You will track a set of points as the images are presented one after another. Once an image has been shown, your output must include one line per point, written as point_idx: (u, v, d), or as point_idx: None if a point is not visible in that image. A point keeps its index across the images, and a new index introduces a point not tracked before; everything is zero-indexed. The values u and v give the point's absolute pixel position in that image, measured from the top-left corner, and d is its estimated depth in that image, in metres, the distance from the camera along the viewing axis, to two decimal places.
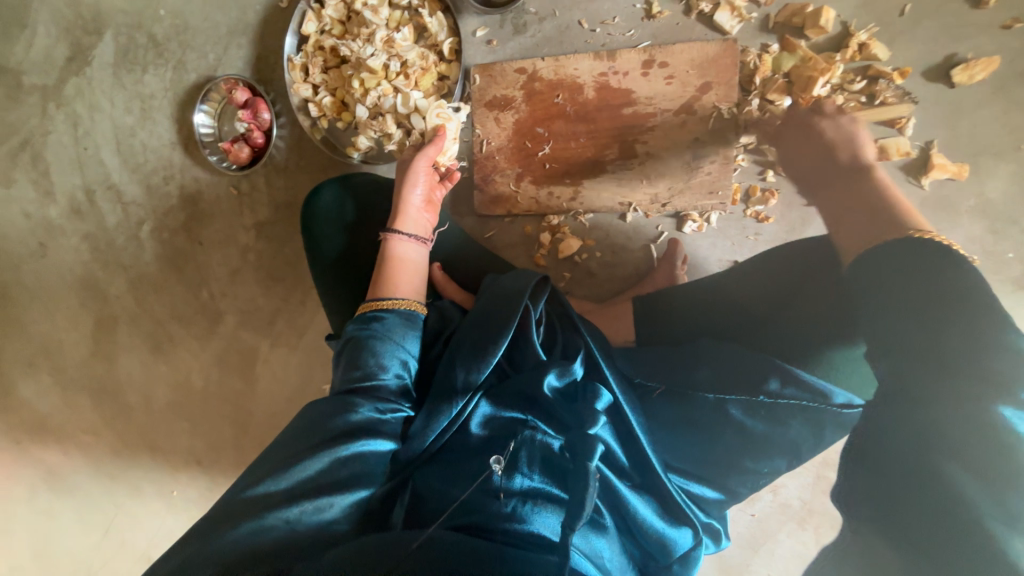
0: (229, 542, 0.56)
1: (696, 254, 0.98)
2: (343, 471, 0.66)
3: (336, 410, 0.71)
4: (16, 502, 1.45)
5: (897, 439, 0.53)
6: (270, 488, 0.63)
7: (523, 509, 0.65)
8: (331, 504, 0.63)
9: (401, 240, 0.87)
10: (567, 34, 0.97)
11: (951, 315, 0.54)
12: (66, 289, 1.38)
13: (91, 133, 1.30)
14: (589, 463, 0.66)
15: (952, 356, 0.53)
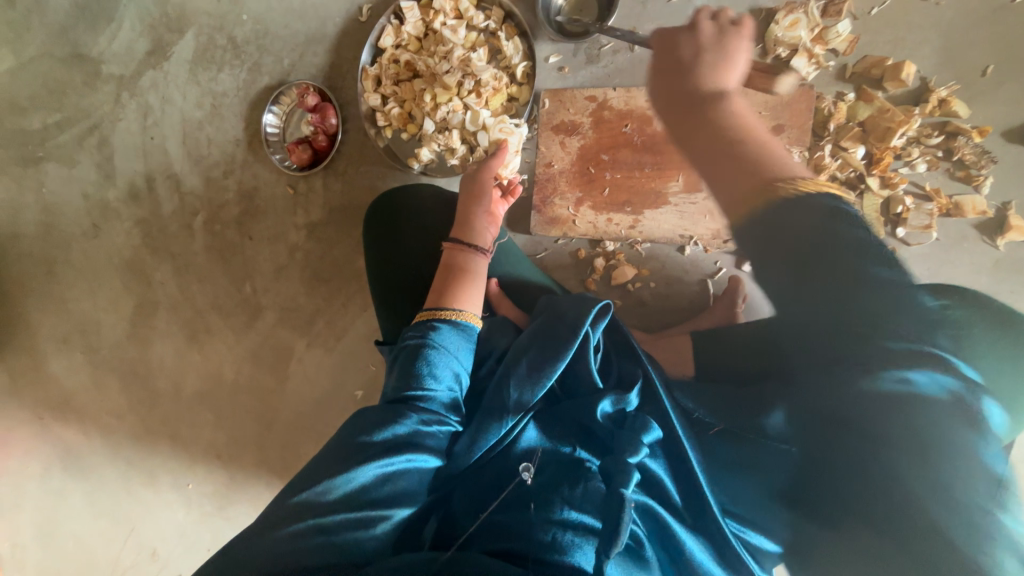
0: (271, 547, 0.56)
1: (755, 294, 0.97)
2: (386, 485, 0.64)
3: (384, 417, 0.70)
4: (29, 478, 1.44)
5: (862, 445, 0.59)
6: (314, 493, 0.62)
7: (564, 538, 0.61)
8: (372, 519, 0.61)
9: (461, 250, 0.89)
10: (640, 68, 1.00)
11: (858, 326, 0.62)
12: (111, 270, 1.41)
13: (159, 124, 1.34)
14: (622, 491, 0.62)
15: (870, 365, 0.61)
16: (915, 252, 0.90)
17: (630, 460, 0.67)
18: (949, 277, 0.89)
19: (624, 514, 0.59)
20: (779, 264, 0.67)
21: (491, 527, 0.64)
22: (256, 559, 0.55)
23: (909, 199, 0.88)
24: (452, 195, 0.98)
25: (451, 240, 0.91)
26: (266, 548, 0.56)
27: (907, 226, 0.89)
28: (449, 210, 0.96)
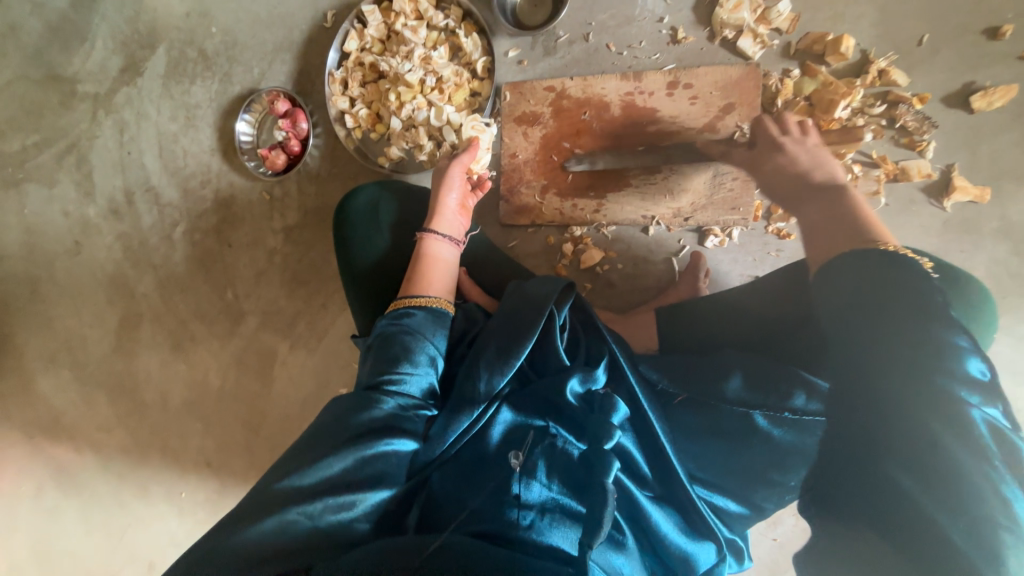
0: (256, 536, 0.57)
1: (717, 269, 0.99)
2: (365, 469, 0.65)
3: (361, 406, 0.72)
4: (22, 498, 1.44)
5: (883, 451, 0.47)
6: (294, 481, 0.63)
7: (540, 522, 0.64)
8: (353, 502, 0.63)
9: (437, 240, 0.90)
10: (595, 56, 1.02)
11: (896, 346, 0.49)
12: (95, 285, 1.42)
13: (136, 139, 1.37)
14: (605, 479, 0.65)
15: (883, 383, 0.49)
16: None
17: (607, 447, 0.68)
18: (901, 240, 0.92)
19: (605, 502, 0.62)
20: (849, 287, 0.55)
21: (471, 511, 0.65)
22: (242, 550, 0.56)
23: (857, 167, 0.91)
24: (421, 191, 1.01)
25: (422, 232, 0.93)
26: (252, 537, 0.57)
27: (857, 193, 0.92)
28: (419, 205, 0.99)
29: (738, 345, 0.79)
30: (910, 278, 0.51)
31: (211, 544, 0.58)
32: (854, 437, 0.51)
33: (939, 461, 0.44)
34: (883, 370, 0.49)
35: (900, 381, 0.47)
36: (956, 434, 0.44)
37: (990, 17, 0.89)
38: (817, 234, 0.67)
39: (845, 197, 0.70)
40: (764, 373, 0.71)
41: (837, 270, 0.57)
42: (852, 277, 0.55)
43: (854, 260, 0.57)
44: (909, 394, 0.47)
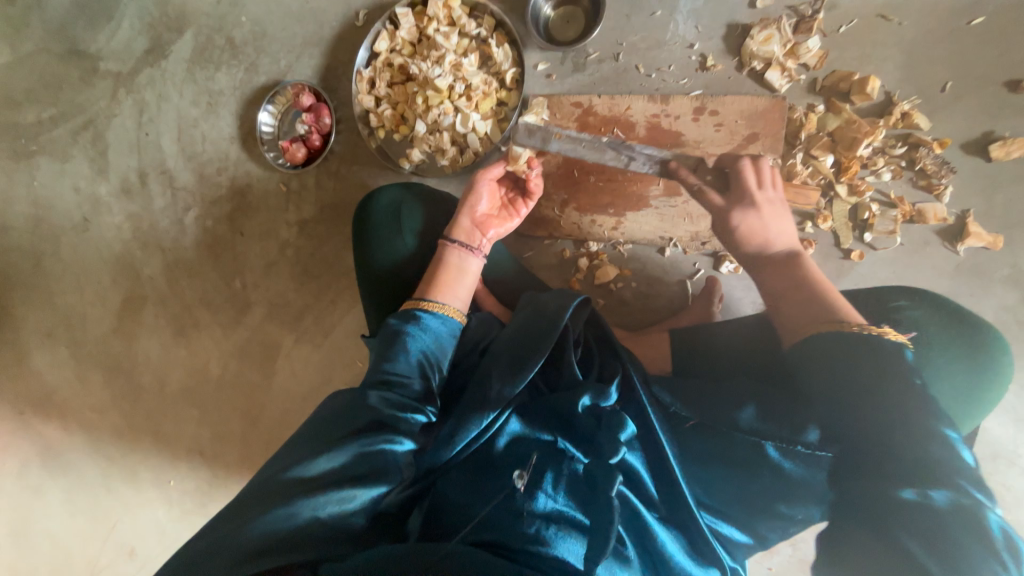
0: (261, 527, 0.57)
1: (730, 294, 1.00)
2: (364, 464, 0.65)
3: (359, 404, 0.72)
4: (7, 473, 1.42)
5: (893, 523, 0.55)
6: (298, 472, 0.63)
7: (547, 532, 0.64)
8: (352, 496, 0.62)
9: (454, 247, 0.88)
10: (624, 76, 1.03)
11: (890, 428, 0.58)
12: (100, 264, 1.41)
13: (155, 120, 1.36)
14: (610, 498, 0.67)
15: (879, 441, 0.59)
16: (880, 256, 0.94)
17: (613, 464, 0.71)
18: (913, 281, 0.93)
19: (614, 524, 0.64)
20: (828, 362, 0.64)
21: (475, 518, 0.66)
22: (247, 539, 0.55)
23: (874, 205, 0.92)
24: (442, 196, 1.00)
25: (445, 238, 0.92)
26: (257, 527, 0.57)
27: (873, 231, 0.93)
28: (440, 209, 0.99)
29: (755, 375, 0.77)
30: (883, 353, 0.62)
31: (218, 535, 0.58)
32: (859, 466, 0.60)
33: (945, 530, 0.52)
34: (876, 430, 0.59)
35: (889, 447, 0.58)
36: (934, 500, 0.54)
37: (1013, 69, 0.92)
38: (789, 302, 0.75)
39: (801, 269, 0.77)
40: (780, 403, 0.69)
41: (821, 347, 0.66)
42: (828, 349, 0.65)
43: (830, 338, 0.66)
44: (912, 468, 0.56)
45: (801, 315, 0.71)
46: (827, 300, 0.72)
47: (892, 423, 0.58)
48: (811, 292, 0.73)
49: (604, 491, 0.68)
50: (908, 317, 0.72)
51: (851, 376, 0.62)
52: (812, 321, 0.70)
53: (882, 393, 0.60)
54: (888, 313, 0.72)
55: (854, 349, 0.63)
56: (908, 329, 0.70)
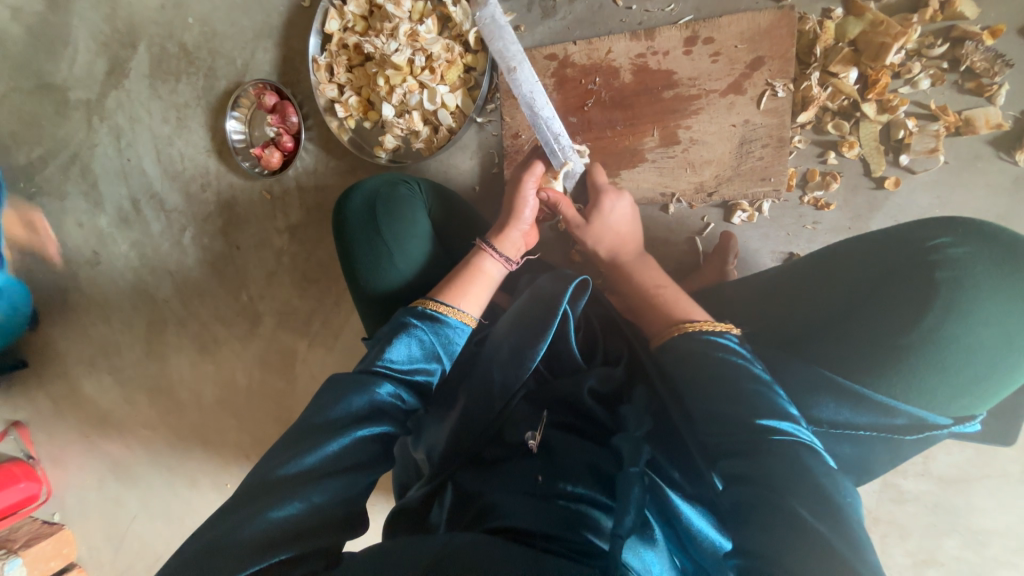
0: (264, 526, 0.50)
1: (746, 248, 0.89)
2: (370, 450, 0.59)
3: (359, 389, 0.62)
4: (87, 490, 1.55)
5: (759, 502, 0.51)
6: (302, 462, 0.55)
7: (561, 512, 0.61)
8: (357, 483, 0.57)
9: (490, 255, 0.81)
10: (601, 14, 0.90)
11: (735, 406, 0.58)
12: (119, 293, 1.45)
13: (133, 144, 1.34)
14: (633, 468, 0.61)
15: (732, 422, 0.58)
16: (920, 180, 0.81)
17: (639, 436, 0.66)
18: (961, 204, 0.81)
19: (632, 490, 0.59)
20: (680, 364, 0.66)
21: (492, 506, 0.64)
22: (252, 537, 0.49)
23: (911, 121, 0.78)
24: (436, 192, 0.96)
25: (485, 242, 0.83)
26: (262, 523, 0.50)
27: (910, 152, 0.80)
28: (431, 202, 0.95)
29: (781, 345, 0.67)
30: (711, 353, 0.64)
31: (218, 533, 0.50)
32: (733, 450, 0.57)
33: (806, 482, 0.52)
34: (729, 414, 0.58)
35: (744, 422, 0.57)
36: (793, 465, 0.53)
37: None
38: (648, 311, 0.76)
39: (648, 272, 0.82)
40: (799, 371, 0.62)
41: (668, 360, 0.68)
42: (680, 357, 0.66)
43: (674, 349, 0.67)
44: (757, 434, 0.56)
45: (655, 323, 0.74)
46: (670, 305, 0.74)
47: (734, 402, 0.59)
48: (658, 303, 0.76)
49: (626, 461, 0.62)
50: (948, 257, 0.59)
51: (698, 374, 0.63)
52: (663, 330, 0.71)
53: (717, 381, 0.61)
54: (924, 255, 0.60)
55: (692, 351, 0.65)
56: (949, 272, 0.58)
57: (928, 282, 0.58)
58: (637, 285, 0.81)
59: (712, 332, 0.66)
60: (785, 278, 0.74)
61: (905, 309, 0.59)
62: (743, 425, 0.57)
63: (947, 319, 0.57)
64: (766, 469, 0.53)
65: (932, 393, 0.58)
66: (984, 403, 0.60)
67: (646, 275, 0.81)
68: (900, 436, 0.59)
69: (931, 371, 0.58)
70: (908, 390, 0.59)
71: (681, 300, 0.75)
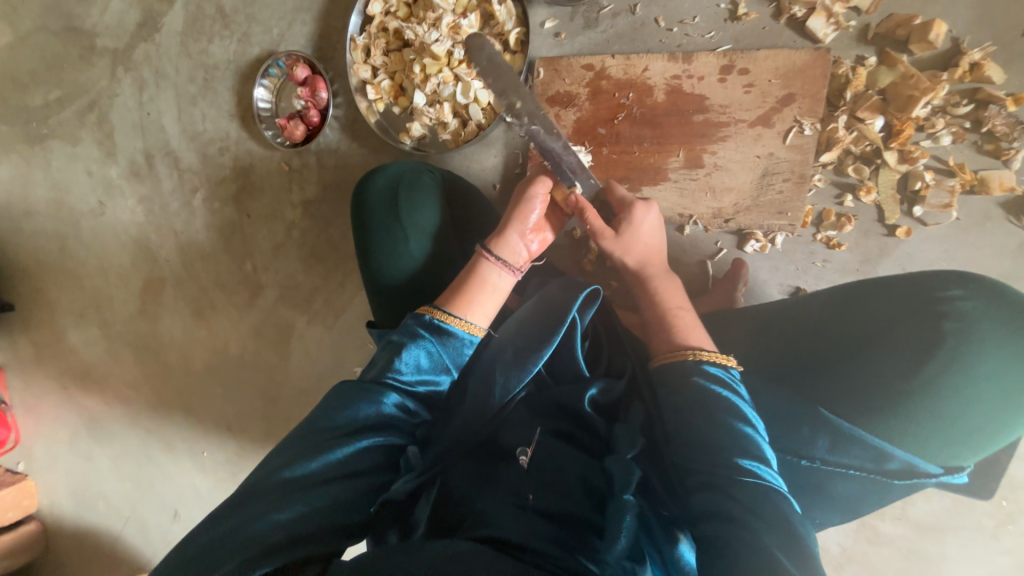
0: (267, 527, 0.54)
1: (755, 277, 0.90)
2: (365, 460, 0.63)
3: (366, 397, 0.66)
4: (60, 442, 1.52)
5: (733, 540, 0.53)
6: (308, 466, 0.59)
7: (551, 528, 0.60)
8: (351, 490, 0.60)
9: (492, 261, 0.80)
10: (641, 32, 0.92)
11: (717, 434, 0.61)
12: (120, 247, 1.43)
13: (154, 99, 1.33)
14: (625, 496, 0.62)
15: (712, 448, 0.61)
16: (931, 233, 0.83)
17: (630, 458, 0.67)
18: (967, 261, 0.83)
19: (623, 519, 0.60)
20: (676, 388, 0.67)
21: (478, 514, 0.62)
22: (257, 535, 0.53)
23: (929, 174, 0.81)
24: (457, 184, 0.97)
25: (487, 248, 0.82)
26: (267, 522, 0.54)
27: (924, 204, 0.82)
28: (454, 195, 0.96)
29: (777, 376, 0.69)
30: (701, 383, 0.66)
31: (226, 528, 0.54)
32: (710, 477, 0.59)
33: (779, 518, 0.55)
34: (709, 442, 0.61)
35: (723, 451, 0.60)
36: (765, 501, 0.57)
37: None
38: (658, 332, 0.76)
39: (672, 292, 0.81)
40: (785, 407, 0.64)
41: (665, 381, 0.69)
42: (673, 381, 0.68)
43: (674, 370, 0.68)
44: (731, 462, 0.59)
45: (664, 343, 0.73)
46: (681, 327, 0.74)
47: (715, 429, 0.62)
48: (669, 322, 0.76)
49: (619, 490, 0.62)
50: (956, 308, 0.61)
51: (688, 400, 0.65)
52: (670, 350, 0.72)
53: (702, 408, 0.63)
54: (933, 304, 0.62)
55: (686, 375, 0.67)
56: (956, 323, 0.60)
57: (936, 330, 0.60)
58: (657, 299, 0.80)
59: (710, 359, 0.68)
60: (797, 309, 0.74)
61: (909, 357, 0.61)
62: (720, 454, 0.60)
63: (948, 370, 0.59)
64: (741, 500, 0.56)
65: (917, 443, 0.60)
66: (973, 455, 0.61)
67: (665, 293, 0.80)
68: (890, 478, 0.60)
69: (925, 419, 0.60)
70: (901, 435, 0.61)
71: (695, 326, 0.75)
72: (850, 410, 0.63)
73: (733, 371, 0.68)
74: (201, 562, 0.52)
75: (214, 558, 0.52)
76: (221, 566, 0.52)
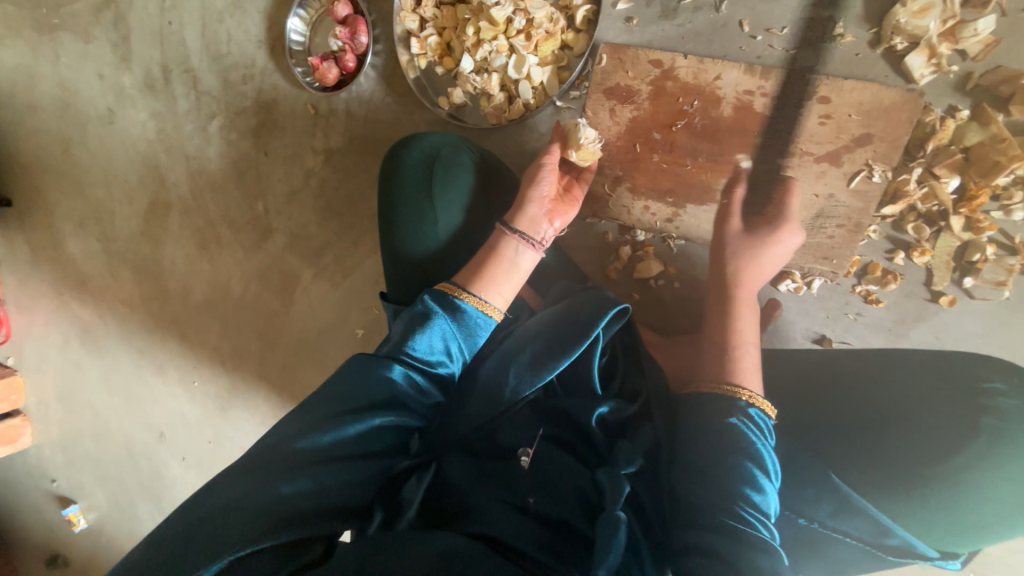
0: (274, 499, 0.51)
1: (783, 319, 0.87)
2: (378, 440, 0.59)
3: (382, 373, 0.62)
4: (51, 346, 1.51)
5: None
6: (318, 439, 0.55)
7: (541, 532, 0.59)
8: (359, 471, 0.56)
9: (508, 235, 0.77)
10: (721, 34, 0.85)
11: (720, 475, 0.59)
12: (127, 161, 1.36)
13: (178, 8, 1.23)
14: (617, 513, 0.59)
15: (711, 486, 0.59)
16: (975, 307, 0.81)
17: (623, 473, 0.64)
18: (1003, 341, 0.81)
19: (614, 535, 0.56)
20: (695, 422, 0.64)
21: (469, 510, 0.61)
22: (262, 508, 0.50)
23: (990, 248, 0.77)
24: (494, 164, 0.90)
25: (506, 225, 0.78)
26: (274, 495, 0.51)
27: (977, 277, 0.79)
28: (492, 175, 0.89)
29: (789, 425, 0.68)
30: (718, 424, 0.62)
31: (231, 495, 0.51)
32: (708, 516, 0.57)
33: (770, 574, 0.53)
34: (708, 479, 0.59)
35: (720, 492, 0.58)
36: (761, 550, 0.55)
37: None
38: (711, 357, 0.70)
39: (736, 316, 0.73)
40: (793, 463, 0.63)
41: (692, 409, 0.65)
42: (695, 409, 0.65)
43: (702, 401, 0.65)
44: (729, 505, 0.57)
45: (710, 369, 0.69)
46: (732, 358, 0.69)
47: (719, 471, 0.59)
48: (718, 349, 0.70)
49: (609, 505, 0.59)
50: (997, 404, 0.59)
51: (701, 434, 0.63)
52: (709, 377, 0.68)
53: (711, 446, 0.61)
54: (975, 395, 0.60)
55: (704, 409, 0.64)
56: (994, 420, 0.58)
57: (973, 423, 0.59)
58: None
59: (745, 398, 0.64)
60: (837, 360, 0.72)
61: (940, 442, 0.59)
62: (717, 494, 0.58)
63: (975, 464, 0.58)
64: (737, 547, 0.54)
65: (921, 524, 0.60)
66: (969, 545, 0.61)
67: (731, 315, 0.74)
68: (886, 554, 0.58)
69: (937, 504, 0.59)
70: (909, 515, 0.60)
71: (748, 352, 0.70)
72: (857, 478, 0.62)
73: (771, 423, 0.63)
74: (202, 527, 0.49)
75: (216, 527, 0.49)
76: (221, 536, 0.48)
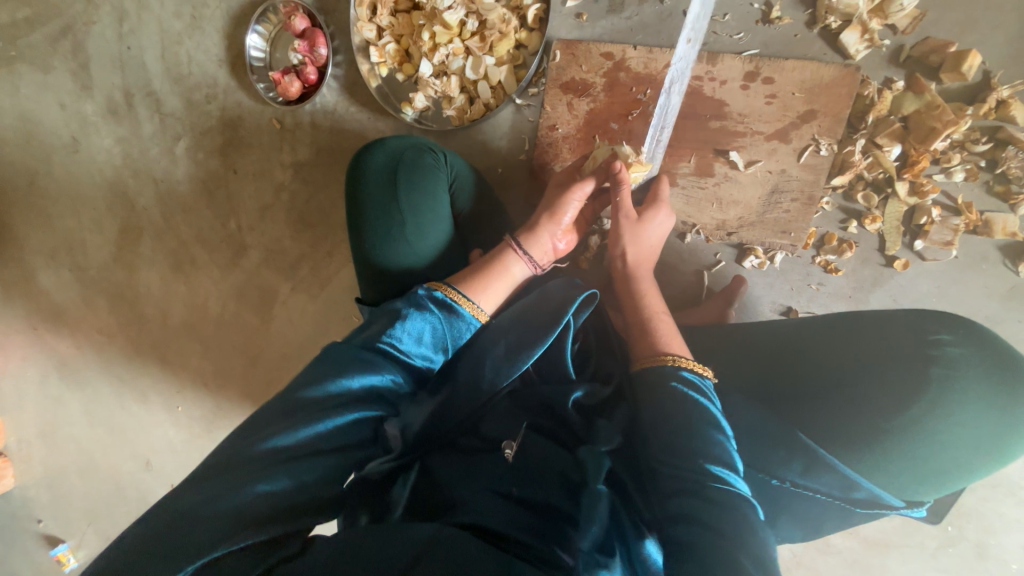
0: (250, 498, 0.50)
1: (750, 293, 0.90)
2: (352, 433, 0.59)
3: (355, 367, 0.62)
4: (29, 382, 1.48)
5: (703, 544, 0.52)
6: (292, 437, 0.55)
7: (523, 513, 0.60)
8: (334, 466, 0.56)
9: (516, 255, 0.80)
10: (667, 23, 0.88)
11: (692, 439, 0.60)
12: (94, 189, 1.35)
13: (136, 32, 1.23)
14: (598, 487, 0.61)
15: (683, 451, 0.60)
16: (927, 268, 0.84)
17: (603, 451, 0.66)
18: (957, 298, 0.84)
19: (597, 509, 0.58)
20: (661, 396, 0.65)
21: (455, 501, 0.61)
22: (241, 508, 0.50)
23: (936, 210, 0.81)
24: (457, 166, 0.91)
25: (515, 240, 0.82)
26: (249, 494, 0.51)
27: (926, 239, 0.83)
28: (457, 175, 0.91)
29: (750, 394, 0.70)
30: (690, 400, 0.63)
31: (203, 497, 0.50)
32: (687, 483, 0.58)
33: (753, 532, 0.53)
34: (681, 447, 0.60)
35: (693, 456, 0.59)
36: (738, 508, 0.55)
37: None
38: (641, 334, 0.74)
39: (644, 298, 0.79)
40: (760, 427, 0.65)
41: (643, 385, 0.68)
42: (649, 385, 0.67)
43: (650, 379, 0.67)
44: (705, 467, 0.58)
45: (643, 349, 0.72)
46: (659, 334, 0.73)
47: (691, 437, 0.60)
48: (648, 329, 0.74)
49: (592, 480, 0.61)
50: (945, 355, 0.62)
51: (669, 408, 0.63)
52: (648, 355, 0.71)
53: (680, 414, 0.62)
54: (924, 347, 0.63)
55: (665, 386, 0.66)
56: (943, 369, 0.61)
57: (922, 373, 0.61)
58: (651, 305, 0.78)
59: (692, 369, 0.68)
60: (791, 327, 0.75)
61: (895, 395, 0.62)
62: (690, 458, 0.59)
63: (929, 412, 0.61)
64: (714, 505, 0.55)
65: (886, 475, 0.62)
66: (933, 492, 0.64)
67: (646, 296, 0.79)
68: (853, 505, 0.61)
69: (898, 455, 0.61)
70: (873, 468, 0.62)
71: (670, 332, 0.74)
72: (825, 437, 0.64)
73: (708, 381, 0.67)
74: (174, 531, 0.48)
75: (191, 528, 0.48)
76: (197, 537, 0.48)
